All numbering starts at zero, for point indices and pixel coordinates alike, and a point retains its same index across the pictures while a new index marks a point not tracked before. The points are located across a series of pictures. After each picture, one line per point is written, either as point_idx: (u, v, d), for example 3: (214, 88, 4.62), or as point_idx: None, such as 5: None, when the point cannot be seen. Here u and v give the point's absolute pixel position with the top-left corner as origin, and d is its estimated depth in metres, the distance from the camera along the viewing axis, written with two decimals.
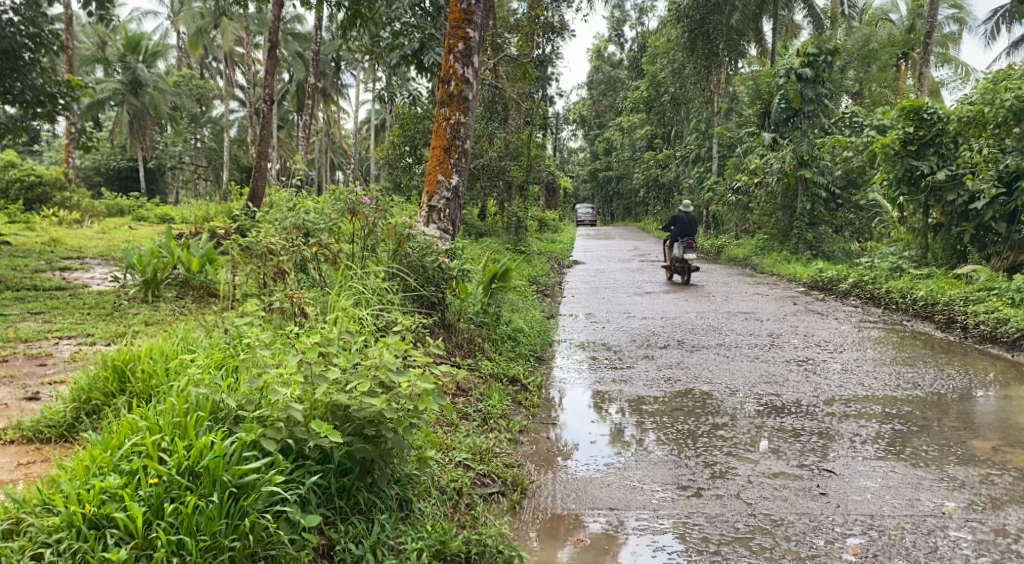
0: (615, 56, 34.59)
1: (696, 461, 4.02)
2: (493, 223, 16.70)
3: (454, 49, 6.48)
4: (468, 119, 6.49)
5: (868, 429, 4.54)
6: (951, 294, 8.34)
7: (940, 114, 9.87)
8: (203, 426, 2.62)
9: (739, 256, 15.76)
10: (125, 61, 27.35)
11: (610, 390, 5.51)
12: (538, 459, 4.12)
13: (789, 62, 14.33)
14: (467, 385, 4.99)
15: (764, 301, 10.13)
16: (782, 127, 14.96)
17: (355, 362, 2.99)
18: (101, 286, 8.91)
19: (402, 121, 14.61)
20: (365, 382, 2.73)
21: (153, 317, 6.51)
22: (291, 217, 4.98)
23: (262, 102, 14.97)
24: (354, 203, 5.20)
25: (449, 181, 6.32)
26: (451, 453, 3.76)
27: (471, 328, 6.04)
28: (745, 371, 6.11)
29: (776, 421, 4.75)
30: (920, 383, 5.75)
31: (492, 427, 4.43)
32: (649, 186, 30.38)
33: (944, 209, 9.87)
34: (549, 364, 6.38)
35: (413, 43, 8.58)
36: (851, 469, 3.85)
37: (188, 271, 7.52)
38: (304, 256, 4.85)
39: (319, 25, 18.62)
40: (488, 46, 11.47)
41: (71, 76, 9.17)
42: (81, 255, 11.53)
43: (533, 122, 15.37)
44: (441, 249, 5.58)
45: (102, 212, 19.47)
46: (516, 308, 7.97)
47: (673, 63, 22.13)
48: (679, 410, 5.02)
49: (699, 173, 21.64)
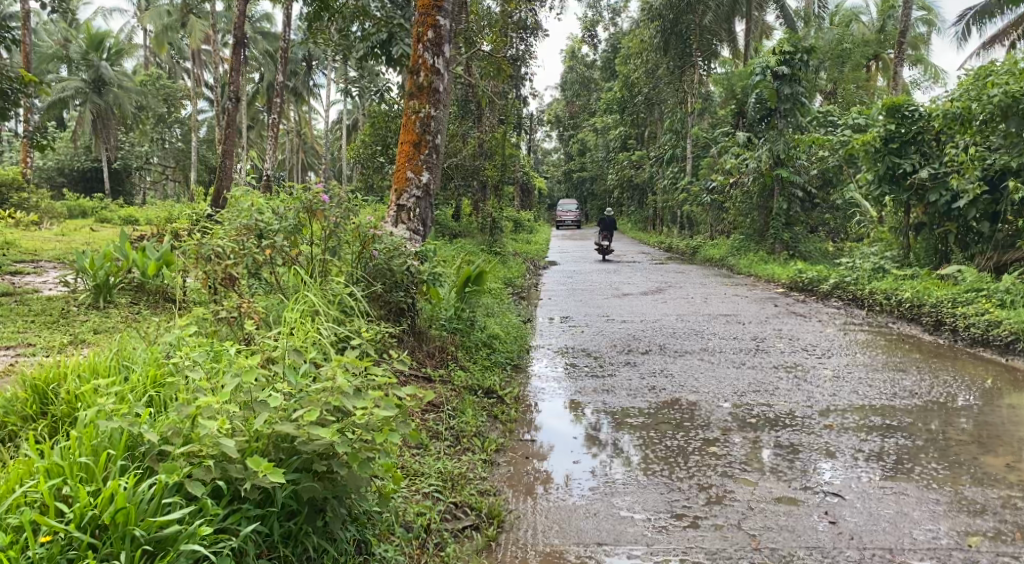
0: (588, 57, 34.37)
1: (689, 484, 3.66)
2: (467, 224, 16.26)
3: (424, 37, 6.07)
4: (439, 111, 6.08)
5: (870, 444, 4.23)
6: (938, 296, 8.11)
7: (921, 112, 9.65)
8: (117, 465, 2.19)
9: (715, 256, 15.52)
10: (87, 59, 26.45)
11: (592, 401, 5.13)
12: (515, 483, 3.73)
13: (765, 59, 13.99)
14: (437, 399, 4.58)
15: (745, 303, 9.84)
16: (757, 126, 14.73)
17: (302, 387, 2.56)
18: (52, 292, 8.30)
19: (373, 120, 14.19)
20: (310, 411, 2.32)
21: (102, 325, 5.99)
22: (242, 217, 4.52)
23: (227, 100, 14.42)
24: (309, 200, 4.68)
25: (418, 179, 5.89)
26: (418, 481, 3.36)
27: (443, 336, 5.62)
28: (733, 379, 5.77)
29: (771, 435, 4.40)
30: (916, 391, 5.48)
31: (465, 447, 4.05)
32: (624, 186, 30.15)
33: (927, 209, 9.69)
34: (526, 373, 5.96)
35: (381, 33, 8.16)
36: (858, 492, 3.55)
37: (143, 276, 6.84)
38: (256, 259, 4.45)
39: (286, 24, 18.12)
40: (460, 41, 11.09)
41: (23, 71, 8.45)
42: (35, 259, 10.88)
43: (506, 121, 15.00)
44: (411, 250, 5.14)
45: (62, 214, 18.68)
46: (490, 312, 7.57)
47: (647, 63, 21.90)
48: (666, 423, 4.65)
49: (674, 173, 21.41)
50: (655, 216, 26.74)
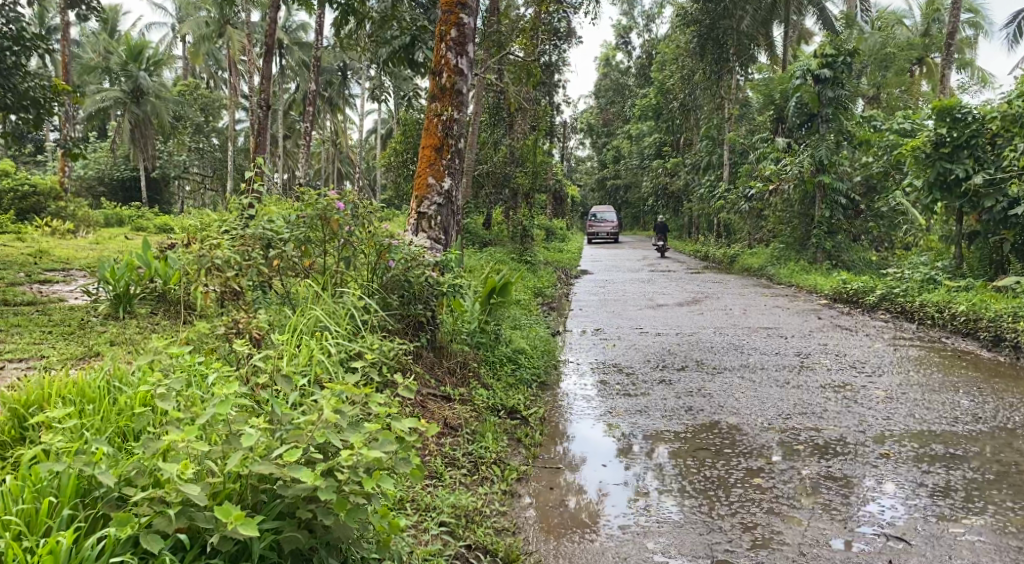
0: (622, 64, 34.05)
1: (732, 524, 3.30)
2: (498, 232, 16.00)
3: (447, 37, 5.78)
4: (462, 115, 5.77)
5: (934, 477, 3.80)
6: (997, 309, 7.56)
7: (974, 115, 9.07)
8: (68, 515, 1.96)
9: (753, 265, 14.99)
10: (126, 69, 26.73)
11: (624, 423, 4.77)
12: (538, 519, 3.41)
13: (807, 62, 13.51)
14: (456, 421, 4.26)
15: (785, 315, 9.36)
16: (797, 131, 14.24)
17: (287, 424, 2.27)
18: (75, 302, 8.14)
19: (404, 128, 14.00)
20: (286, 452, 2.05)
21: (119, 335, 5.72)
22: (251, 226, 4.24)
23: (259, 109, 14.37)
24: (321, 208, 4.36)
25: (441, 185, 5.60)
26: (428, 520, 3.11)
27: (465, 350, 5.28)
28: (776, 399, 5.35)
29: (822, 465, 3.99)
30: (980, 415, 4.99)
31: (484, 477, 3.74)
32: (658, 193, 29.72)
33: (980, 217, 9.13)
34: (554, 392, 5.59)
35: (405, 36, 7.90)
36: (926, 536, 3.16)
37: (165, 285, 6.60)
38: (262, 271, 4.19)
39: (319, 33, 18.13)
40: (490, 44, 10.80)
41: (59, 79, 7.81)
42: (66, 268, 10.80)
43: (538, 127, 14.69)
44: (430, 261, 4.81)
45: (98, 222, 18.83)
46: (518, 325, 7.26)
47: (682, 69, 21.40)
48: (705, 449, 4.26)
49: (710, 181, 20.93)
50: (691, 224, 26.25)
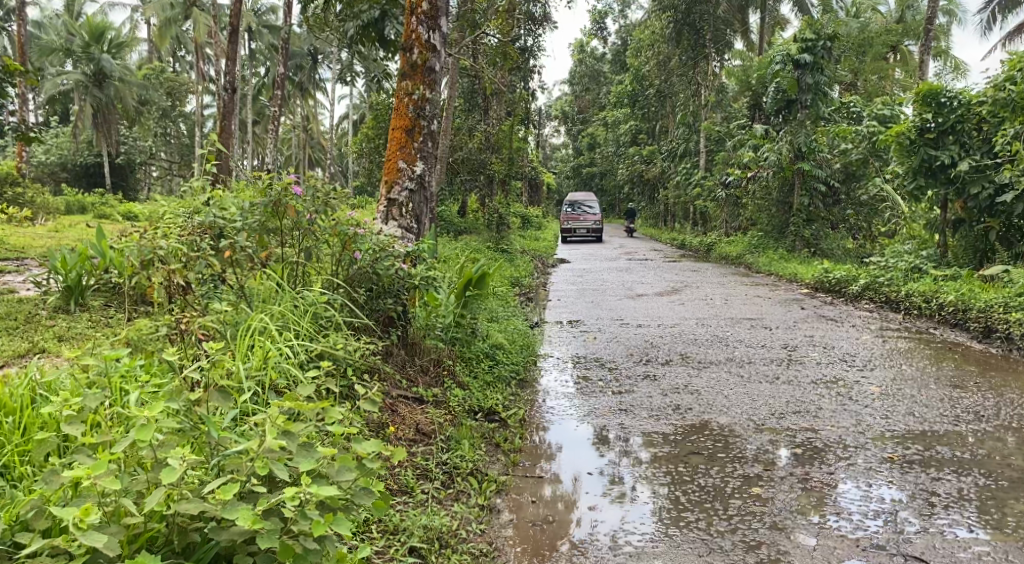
0: (597, 50, 33.63)
1: (731, 542, 3.01)
2: (472, 219, 15.59)
3: (418, 10, 5.37)
4: (434, 94, 5.36)
5: (946, 484, 3.53)
6: (986, 299, 7.33)
7: (960, 99, 8.84)
8: None
9: (731, 254, 14.74)
10: (87, 52, 25.76)
11: (609, 424, 4.45)
12: (520, 537, 3.09)
13: (785, 48, 13.19)
14: (429, 427, 3.91)
15: (769, 305, 9.10)
16: (775, 118, 13.99)
17: (221, 456, 1.93)
18: (26, 295, 7.59)
19: (375, 112, 13.51)
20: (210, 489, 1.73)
21: (68, 327, 5.24)
22: (198, 216, 3.82)
23: (225, 92, 13.79)
24: (278, 194, 3.93)
25: (412, 170, 5.21)
26: (398, 546, 2.80)
27: (440, 347, 4.91)
28: (767, 396, 5.07)
29: (823, 471, 3.69)
30: (982, 412, 4.75)
31: (458, 490, 3.40)
32: (634, 181, 29.42)
33: (965, 204, 8.96)
34: (533, 389, 5.28)
35: (374, 10, 7.45)
36: (947, 554, 2.90)
37: (121, 276, 6.11)
38: (212, 265, 3.78)
39: (286, 16, 17.50)
40: (462, 23, 10.32)
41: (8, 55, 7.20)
42: (20, 258, 10.18)
43: (514, 113, 14.31)
44: (401, 251, 4.43)
45: (59, 209, 18.04)
46: (495, 318, 6.92)
47: (658, 55, 21.01)
48: (697, 454, 3.96)
49: (687, 168, 20.64)
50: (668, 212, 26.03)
